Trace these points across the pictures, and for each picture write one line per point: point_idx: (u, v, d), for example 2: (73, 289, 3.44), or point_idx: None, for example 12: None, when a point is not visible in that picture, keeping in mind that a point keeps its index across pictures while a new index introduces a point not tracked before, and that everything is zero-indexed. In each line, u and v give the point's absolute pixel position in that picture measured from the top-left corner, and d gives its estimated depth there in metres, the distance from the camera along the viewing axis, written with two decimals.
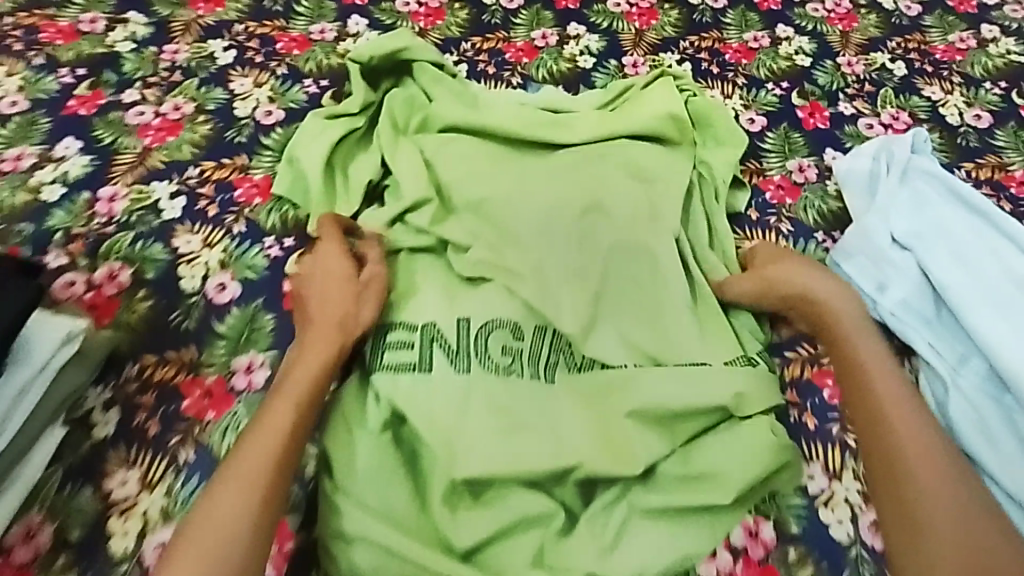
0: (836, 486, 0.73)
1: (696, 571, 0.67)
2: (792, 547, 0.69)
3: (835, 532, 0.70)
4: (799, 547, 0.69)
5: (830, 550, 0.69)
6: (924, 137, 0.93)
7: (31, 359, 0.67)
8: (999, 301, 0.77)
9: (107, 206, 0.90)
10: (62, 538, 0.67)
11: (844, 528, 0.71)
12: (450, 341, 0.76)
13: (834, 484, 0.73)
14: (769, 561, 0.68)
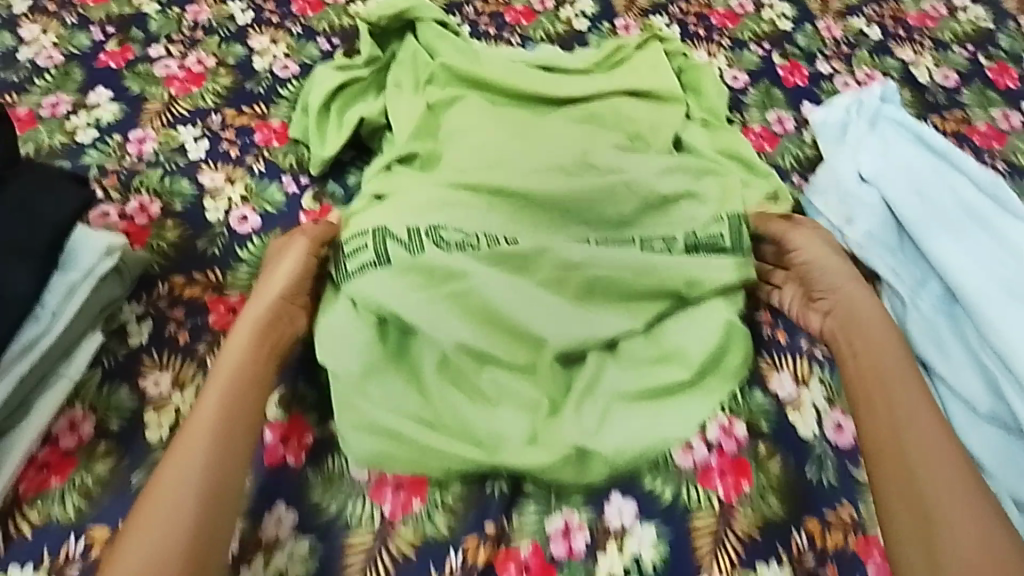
0: (803, 392, 0.79)
1: (674, 461, 0.74)
2: (761, 443, 0.75)
3: (801, 431, 0.77)
4: (768, 443, 0.75)
5: (797, 446, 0.76)
6: (893, 89, 1.01)
7: (78, 263, 0.73)
8: (955, 227, 0.83)
9: (137, 147, 0.97)
10: (102, 429, 0.73)
11: (810, 427, 0.77)
12: (438, 255, 0.80)
13: (801, 391, 0.79)
14: (741, 455, 0.74)
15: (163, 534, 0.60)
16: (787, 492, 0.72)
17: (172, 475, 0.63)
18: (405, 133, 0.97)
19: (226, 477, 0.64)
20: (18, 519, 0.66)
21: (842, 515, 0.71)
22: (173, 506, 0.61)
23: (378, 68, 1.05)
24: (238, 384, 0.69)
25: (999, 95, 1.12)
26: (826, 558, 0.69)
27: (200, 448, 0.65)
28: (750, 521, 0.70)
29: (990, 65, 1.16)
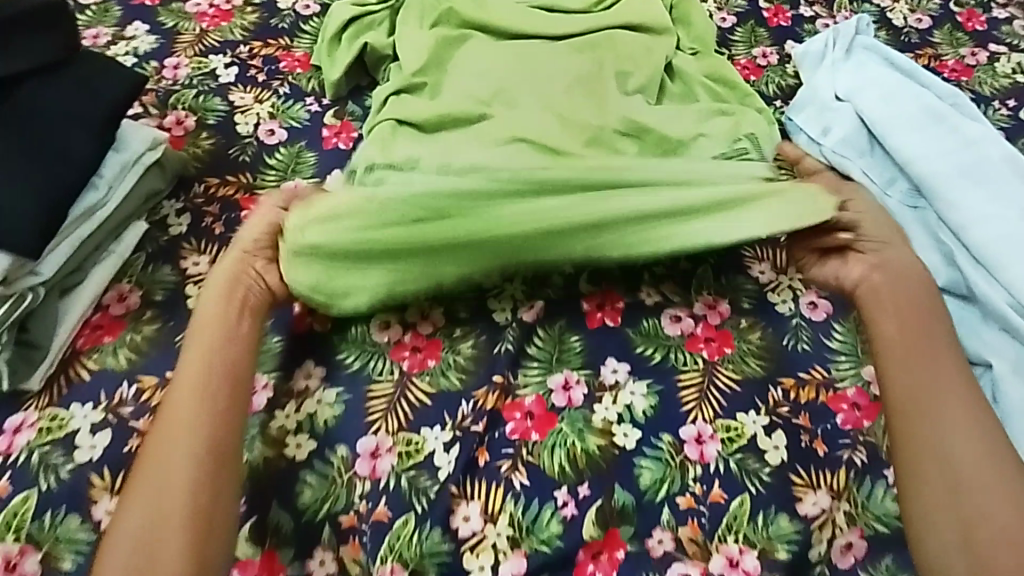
0: (782, 277, 0.86)
1: (664, 331, 0.81)
2: (744, 317, 0.83)
3: (780, 308, 0.84)
4: (749, 317, 0.83)
5: (777, 321, 0.83)
6: (866, 21, 1.10)
7: (129, 147, 0.82)
8: (920, 131, 0.91)
9: (172, 71, 1.06)
10: (147, 299, 0.81)
11: (787, 305, 0.84)
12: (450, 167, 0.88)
13: (780, 276, 0.86)
14: (725, 327, 0.82)
15: (158, 504, 0.63)
16: (766, 357, 0.80)
17: (159, 448, 0.65)
18: (417, 57, 1.05)
19: (212, 443, 0.66)
20: (77, 367, 0.74)
21: (814, 375, 0.79)
22: (163, 477, 0.64)
23: (392, 5, 1.14)
24: (206, 371, 0.69)
25: (967, 36, 1.21)
26: (799, 408, 0.76)
27: (184, 419, 0.66)
28: (731, 377, 0.78)
29: (960, 10, 1.25)
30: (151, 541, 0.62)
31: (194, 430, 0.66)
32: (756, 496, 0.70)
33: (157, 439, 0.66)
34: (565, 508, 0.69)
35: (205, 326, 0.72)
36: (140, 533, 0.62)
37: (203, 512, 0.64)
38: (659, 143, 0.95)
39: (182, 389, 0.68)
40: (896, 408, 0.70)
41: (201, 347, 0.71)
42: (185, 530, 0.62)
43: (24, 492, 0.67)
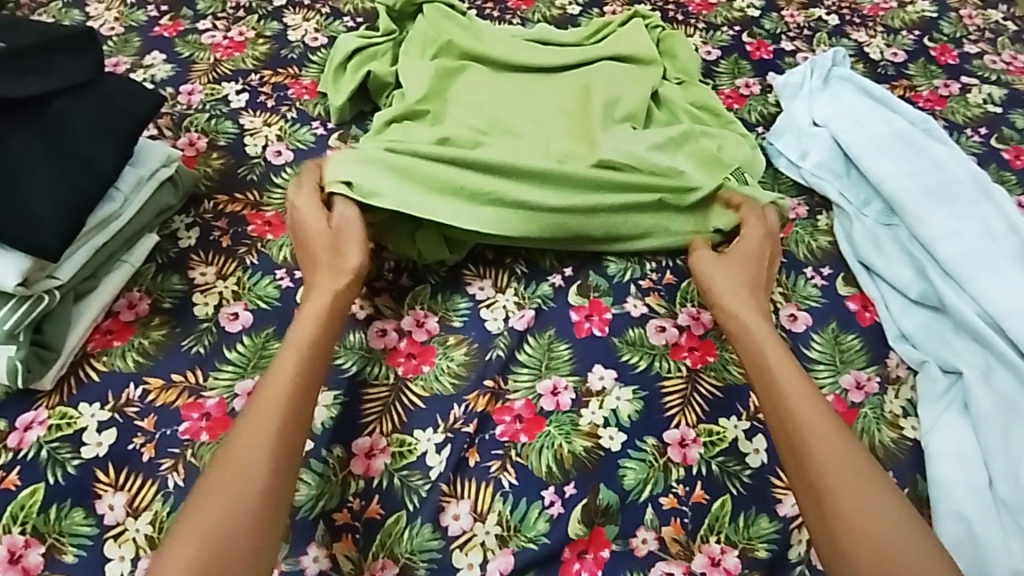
0: None
1: (650, 340, 0.84)
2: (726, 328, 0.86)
3: None
4: None
5: None
6: (842, 54, 1.16)
7: (145, 164, 0.87)
8: (891, 155, 0.97)
9: (187, 97, 1.12)
10: (156, 306, 0.85)
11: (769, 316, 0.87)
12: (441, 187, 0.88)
13: None
14: (708, 337, 0.85)
15: (234, 504, 0.63)
16: None
17: (243, 449, 0.66)
18: (418, 83, 1.11)
19: (293, 455, 0.67)
20: (87, 367, 0.78)
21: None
22: (247, 478, 0.64)
23: (394, 39, 1.21)
24: (294, 379, 0.71)
25: (941, 69, 1.27)
26: None
27: (273, 425, 0.68)
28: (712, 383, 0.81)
29: (934, 46, 1.32)
30: (225, 539, 0.61)
31: (282, 437, 0.67)
32: (737, 496, 0.72)
33: (243, 440, 0.67)
34: (552, 507, 0.71)
35: (302, 338, 0.75)
36: (203, 537, 0.61)
37: (265, 522, 0.64)
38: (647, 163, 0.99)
39: (276, 394, 0.70)
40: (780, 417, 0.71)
41: (298, 359, 0.73)
42: (250, 540, 0.62)
43: (32, 486, 0.69)
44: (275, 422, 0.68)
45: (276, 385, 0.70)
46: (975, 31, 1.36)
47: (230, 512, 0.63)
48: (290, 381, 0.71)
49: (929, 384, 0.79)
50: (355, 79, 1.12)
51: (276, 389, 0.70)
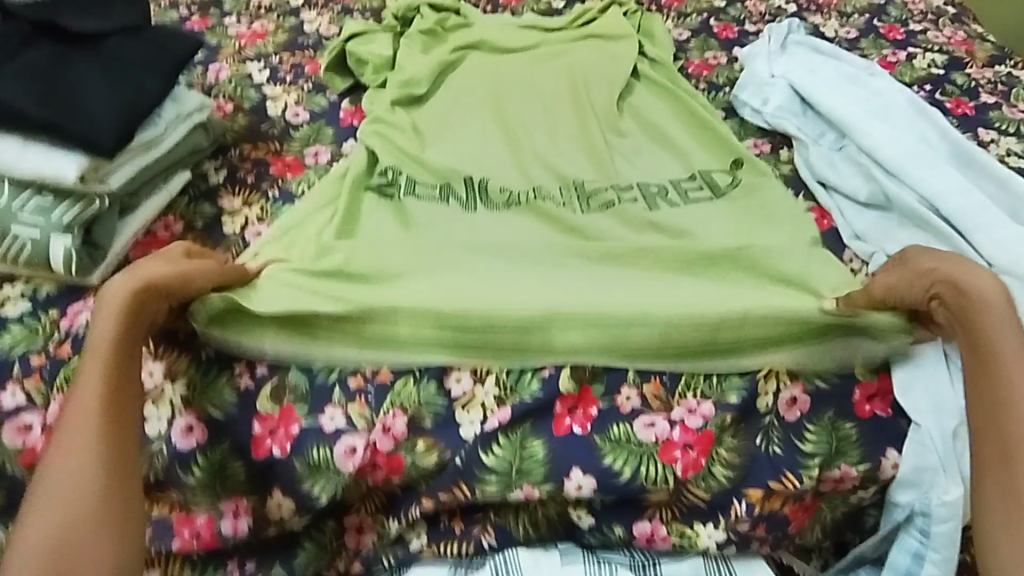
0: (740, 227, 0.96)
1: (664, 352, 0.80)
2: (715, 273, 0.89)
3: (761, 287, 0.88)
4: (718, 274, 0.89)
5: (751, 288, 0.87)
6: (797, 23, 1.30)
7: (183, 103, 1.00)
8: (840, 92, 1.10)
9: (215, 74, 1.26)
10: (189, 227, 0.96)
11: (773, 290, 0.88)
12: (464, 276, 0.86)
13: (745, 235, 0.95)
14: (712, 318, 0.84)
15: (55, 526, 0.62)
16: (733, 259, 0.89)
17: (64, 458, 0.65)
18: (420, 56, 1.25)
19: (127, 457, 0.67)
20: None
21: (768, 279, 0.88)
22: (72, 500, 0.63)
23: (394, 32, 1.32)
24: (112, 382, 0.69)
25: (889, 43, 1.42)
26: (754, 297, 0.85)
27: (91, 422, 0.67)
28: (681, 274, 0.87)
29: (883, 25, 1.47)
30: (78, 541, 0.62)
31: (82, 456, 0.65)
32: (710, 355, 0.78)
33: (62, 446, 0.65)
34: (544, 369, 0.79)
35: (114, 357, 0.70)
36: (47, 541, 0.61)
37: (119, 513, 0.64)
38: (623, 128, 1.14)
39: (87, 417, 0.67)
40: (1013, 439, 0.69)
41: (106, 372, 0.69)
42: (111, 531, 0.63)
43: (82, 354, 0.77)
44: (97, 425, 0.66)
45: (90, 386, 0.68)
46: (919, 13, 1.51)
47: (66, 516, 0.62)
48: (104, 397, 0.67)
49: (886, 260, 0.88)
50: (347, 77, 1.24)
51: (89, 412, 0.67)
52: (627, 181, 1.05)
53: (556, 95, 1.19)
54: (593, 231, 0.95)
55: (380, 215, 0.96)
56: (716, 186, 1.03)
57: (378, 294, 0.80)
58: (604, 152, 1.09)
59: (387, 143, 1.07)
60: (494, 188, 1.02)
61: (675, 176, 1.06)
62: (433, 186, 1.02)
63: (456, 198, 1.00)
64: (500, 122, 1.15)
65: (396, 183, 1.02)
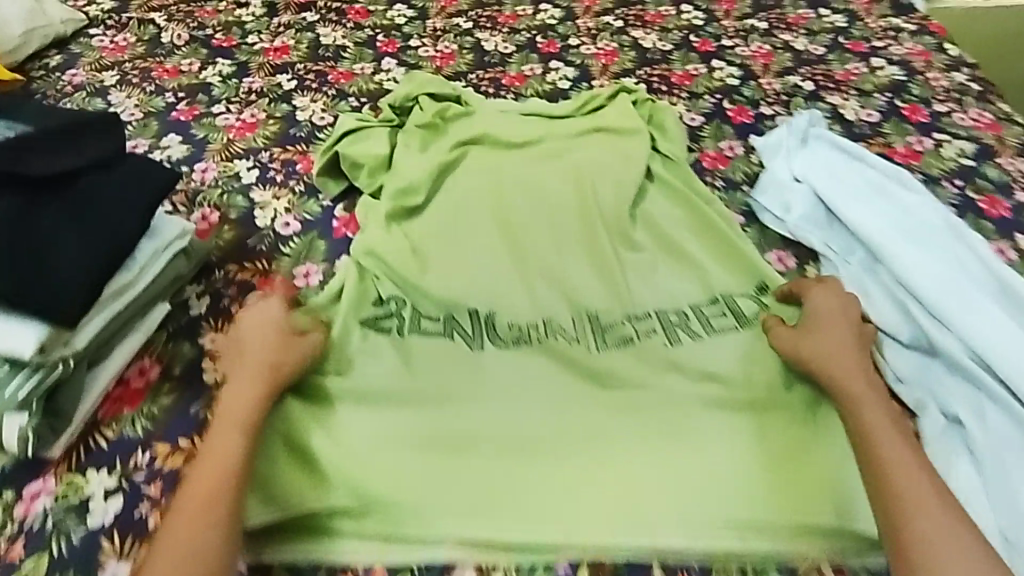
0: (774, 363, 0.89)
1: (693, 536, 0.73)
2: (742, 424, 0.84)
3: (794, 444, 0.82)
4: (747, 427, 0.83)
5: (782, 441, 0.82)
6: (817, 115, 1.22)
7: (160, 235, 0.90)
8: (869, 205, 1.02)
9: (201, 175, 1.18)
10: (167, 372, 0.88)
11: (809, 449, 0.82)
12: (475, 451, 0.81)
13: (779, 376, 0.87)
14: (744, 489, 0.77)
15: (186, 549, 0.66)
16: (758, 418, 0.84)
17: (200, 488, 0.71)
18: (417, 155, 1.18)
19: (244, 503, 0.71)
20: (96, 436, 0.81)
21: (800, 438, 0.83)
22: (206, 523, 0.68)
23: (391, 125, 1.25)
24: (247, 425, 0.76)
25: (913, 127, 1.34)
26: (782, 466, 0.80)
27: (229, 459, 0.73)
28: (704, 436, 0.82)
29: (905, 105, 1.40)
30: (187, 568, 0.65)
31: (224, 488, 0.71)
32: (737, 547, 0.73)
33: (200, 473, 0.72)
34: (559, 565, 0.73)
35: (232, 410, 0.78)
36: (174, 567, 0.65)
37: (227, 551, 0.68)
38: (640, 241, 1.05)
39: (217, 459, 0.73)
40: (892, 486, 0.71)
41: (250, 415, 0.77)
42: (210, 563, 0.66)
43: (36, 555, 0.72)
44: (231, 463, 0.73)
45: (233, 425, 0.76)
46: (942, 91, 1.44)
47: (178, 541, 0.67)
48: (241, 444, 0.74)
49: (930, 421, 0.81)
50: (340, 180, 1.16)
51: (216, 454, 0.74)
52: (646, 307, 0.97)
53: (563, 201, 1.10)
54: (611, 374, 0.87)
55: (373, 356, 0.89)
56: (740, 315, 0.96)
57: (383, 484, 0.77)
58: (618, 269, 1.00)
59: (380, 266, 0.99)
60: (502, 323, 0.94)
61: (696, 299, 0.98)
62: (436, 318, 0.95)
63: (460, 334, 0.93)
64: (501, 234, 1.06)
65: (397, 315, 0.95)
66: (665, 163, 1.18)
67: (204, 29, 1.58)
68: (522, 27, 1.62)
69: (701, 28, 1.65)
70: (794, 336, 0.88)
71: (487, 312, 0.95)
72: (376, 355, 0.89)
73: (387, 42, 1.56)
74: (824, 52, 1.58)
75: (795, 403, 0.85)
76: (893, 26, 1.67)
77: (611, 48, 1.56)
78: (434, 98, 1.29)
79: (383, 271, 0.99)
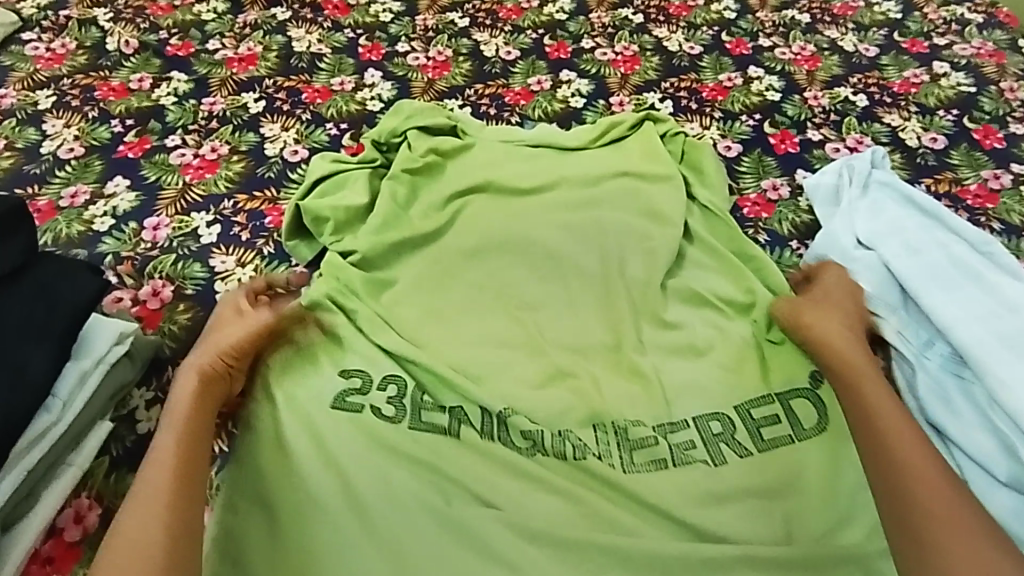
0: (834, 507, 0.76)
1: None
2: None
3: None
4: None
5: None
6: (882, 154, 1.04)
7: (89, 351, 0.75)
8: (953, 289, 0.86)
9: (152, 233, 1.01)
10: (107, 521, 0.73)
11: None
12: None
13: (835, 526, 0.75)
14: None
15: (137, 541, 0.64)
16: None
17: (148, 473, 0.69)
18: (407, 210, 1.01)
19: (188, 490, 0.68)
20: None
21: None
22: (150, 506, 0.66)
23: (373, 166, 1.06)
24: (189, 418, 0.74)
25: (987, 156, 1.15)
26: None
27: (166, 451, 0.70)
28: None
29: (975, 127, 1.21)
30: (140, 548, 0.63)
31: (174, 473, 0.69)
32: None
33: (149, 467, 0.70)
34: None
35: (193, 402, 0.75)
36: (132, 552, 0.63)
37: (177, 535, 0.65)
38: (672, 327, 0.90)
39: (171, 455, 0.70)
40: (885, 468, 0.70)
41: (184, 410, 0.74)
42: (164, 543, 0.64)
43: None
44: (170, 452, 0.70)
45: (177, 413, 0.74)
46: (1018, 107, 1.24)
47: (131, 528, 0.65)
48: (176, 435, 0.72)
49: None
50: (314, 242, 0.99)
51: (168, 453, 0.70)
52: (684, 412, 0.83)
53: (580, 272, 0.95)
54: (641, 521, 0.74)
55: (326, 478, 0.76)
56: (796, 422, 0.82)
57: None
58: (646, 365, 0.87)
59: (331, 359, 0.86)
60: (516, 426, 0.81)
61: (743, 399, 0.84)
62: (440, 407, 0.83)
63: (469, 427, 0.81)
64: (512, 322, 0.91)
65: (397, 402, 0.83)
66: (697, 220, 1.01)
67: (156, 31, 1.36)
68: (526, 25, 1.40)
69: (733, 21, 1.43)
70: (797, 308, 0.87)
71: (502, 412, 0.82)
72: (341, 481, 0.76)
73: (370, 47, 1.34)
74: (877, 54, 1.37)
75: (852, 552, 0.72)
76: (956, 17, 1.45)
77: (632, 52, 1.35)
78: (425, 131, 1.10)
79: (331, 364, 0.86)
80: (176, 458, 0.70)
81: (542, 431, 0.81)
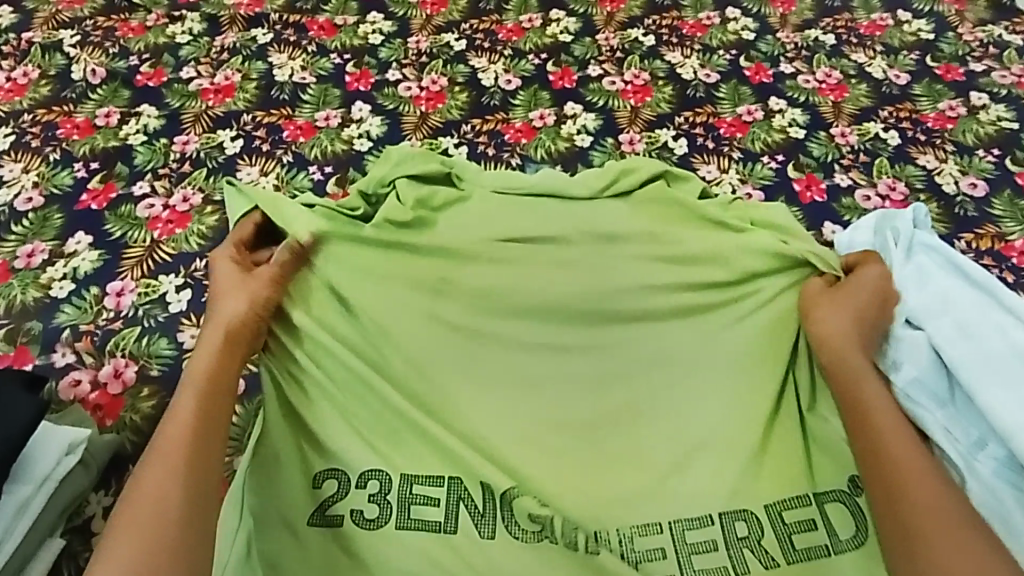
0: None
1: None
2: None
3: None
4: None
5: None
6: (925, 211, 0.94)
7: (33, 472, 0.67)
8: (1011, 381, 0.78)
9: (116, 299, 0.91)
10: None
11: None
12: None
13: None
14: None
15: (152, 510, 0.64)
16: None
17: (165, 440, 0.69)
18: (393, 272, 0.90)
19: (207, 459, 0.69)
20: None
21: None
22: (165, 473, 0.66)
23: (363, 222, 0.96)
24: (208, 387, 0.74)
25: None
26: None
27: (183, 420, 0.71)
28: None
29: (1018, 169, 1.11)
30: (159, 518, 0.64)
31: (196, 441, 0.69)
32: None
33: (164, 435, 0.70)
34: None
35: (198, 371, 0.76)
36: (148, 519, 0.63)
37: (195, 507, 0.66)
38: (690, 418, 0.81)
39: (181, 426, 0.70)
40: (879, 457, 0.71)
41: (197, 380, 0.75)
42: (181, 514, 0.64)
43: None
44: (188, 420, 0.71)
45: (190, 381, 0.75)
46: None
47: (148, 497, 0.65)
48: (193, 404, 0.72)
49: None
50: None
51: (176, 426, 0.70)
52: (705, 507, 0.75)
53: (587, 348, 0.86)
54: None
55: None
56: (830, 530, 0.75)
57: None
58: (661, 460, 0.79)
59: (312, 451, 0.79)
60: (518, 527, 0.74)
61: (773, 497, 0.76)
62: (433, 502, 0.75)
63: (466, 525, 0.74)
64: (516, 410, 0.82)
65: (380, 501, 0.75)
66: (723, 282, 0.90)
67: (126, 57, 1.25)
68: (527, 48, 1.29)
69: (752, 43, 1.32)
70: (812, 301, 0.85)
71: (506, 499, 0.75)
72: None
73: (358, 75, 1.23)
74: (908, 81, 1.26)
75: None
76: (994, 38, 1.34)
77: (642, 80, 1.24)
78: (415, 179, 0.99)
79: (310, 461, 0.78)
80: (194, 426, 0.70)
81: (553, 516, 0.74)
